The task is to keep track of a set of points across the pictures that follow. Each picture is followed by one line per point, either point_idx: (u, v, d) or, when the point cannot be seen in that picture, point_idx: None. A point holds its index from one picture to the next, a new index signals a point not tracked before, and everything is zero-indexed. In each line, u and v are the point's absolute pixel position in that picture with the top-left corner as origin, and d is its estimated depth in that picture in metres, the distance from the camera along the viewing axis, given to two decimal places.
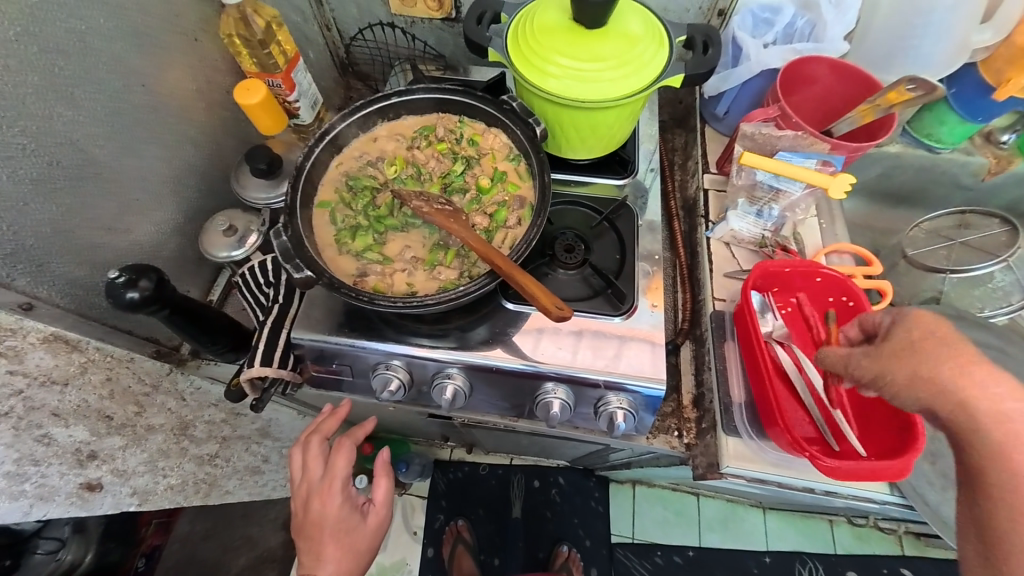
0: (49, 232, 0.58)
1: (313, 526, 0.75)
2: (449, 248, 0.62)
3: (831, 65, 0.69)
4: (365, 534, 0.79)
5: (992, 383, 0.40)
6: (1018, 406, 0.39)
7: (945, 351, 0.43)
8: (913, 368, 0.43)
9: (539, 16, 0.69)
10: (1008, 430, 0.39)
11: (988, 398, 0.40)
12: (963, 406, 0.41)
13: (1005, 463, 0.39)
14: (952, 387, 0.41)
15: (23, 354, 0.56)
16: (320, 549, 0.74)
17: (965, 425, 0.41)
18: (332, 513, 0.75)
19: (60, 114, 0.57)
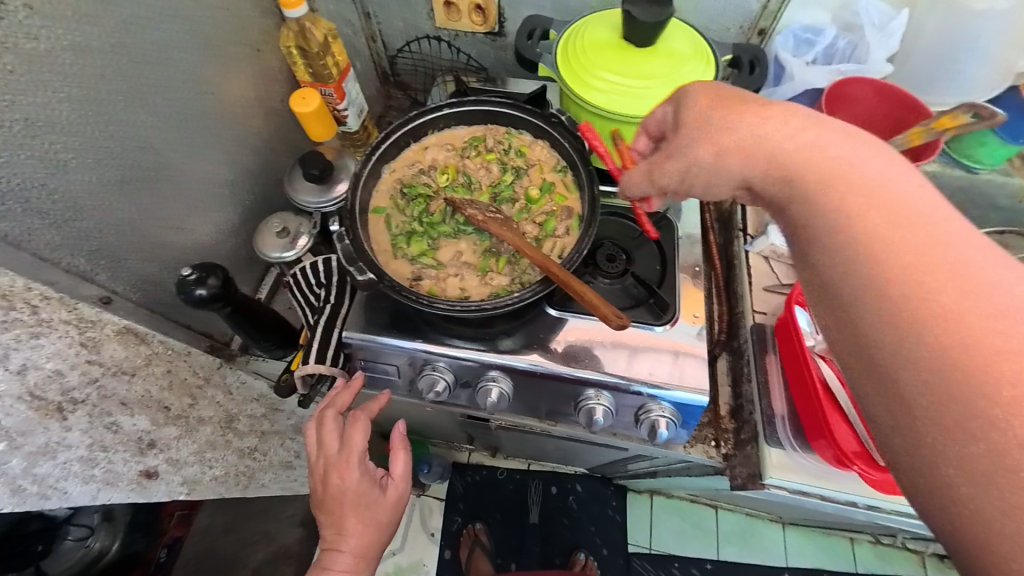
0: (127, 230, 0.61)
1: (333, 502, 0.69)
2: (501, 255, 0.65)
3: (874, 86, 0.70)
4: (387, 510, 0.73)
5: (869, 161, 0.37)
6: (880, 183, 0.35)
7: (822, 134, 0.39)
8: (771, 147, 0.40)
9: (589, 33, 0.72)
10: (892, 208, 0.34)
11: (863, 172, 0.36)
12: (829, 189, 0.37)
13: (863, 243, 0.34)
14: (807, 169, 0.38)
15: (100, 344, 0.59)
16: (343, 525, 0.69)
17: (830, 214, 0.36)
18: (352, 486, 0.69)
19: (144, 120, 0.61)
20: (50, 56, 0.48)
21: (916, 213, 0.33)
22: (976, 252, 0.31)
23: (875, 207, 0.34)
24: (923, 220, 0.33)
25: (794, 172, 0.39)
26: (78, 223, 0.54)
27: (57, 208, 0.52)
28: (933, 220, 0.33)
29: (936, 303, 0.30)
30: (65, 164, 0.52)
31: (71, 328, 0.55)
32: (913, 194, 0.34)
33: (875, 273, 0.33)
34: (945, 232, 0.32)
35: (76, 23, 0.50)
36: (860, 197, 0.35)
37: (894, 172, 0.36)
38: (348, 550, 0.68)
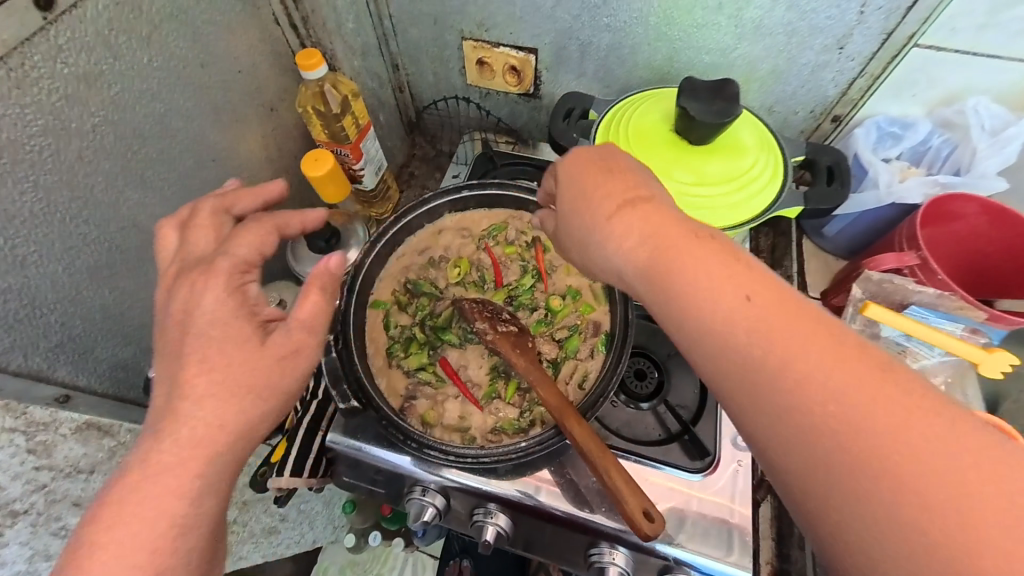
0: (100, 317, 0.55)
1: (178, 351, 0.39)
2: (511, 379, 0.56)
3: (985, 207, 0.58)
4: (265, 392, 0.39)
5: (709, 254, 0.35)
6: (719, 283, 0.34)
7: (664, 233, 0.37)
8: (625, 251, 0.38)
9: (636, 117, 0.62)
10: (753, 333, 0.32)
11: (709, 271, 0.35)
12: (679, 297, 0.35)
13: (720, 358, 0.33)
14: (657, 276, 0.36)
15: (53, 447, 0.52)
16: (178, 372, 0.38)
17: (678, 323, 0.35)
18: (210, 292, 0.40)
19: (128, 198, 0.54)
20: (15, 144, 0.43)
21: (761, 315, 0.32)
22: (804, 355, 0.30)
23: (730, 315, 0.33)
24: (767, 327, 0.32)
25: (649, 278, 0.37)
26: (37, 319, 0.48)
27: (10, 307, 0.45)
28: (779, 317, 0.32)
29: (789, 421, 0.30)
30: (24, 260, 0.46)
31: (17, 435, 0.48)
32: (754, 293, 0.33)
33: (732, 391, 0.33)
34: (804, 359, 0.30)
35: (52, 105, 0.44)
36: (709, 306, 0.34)
37: (730, 267, 0.35)
38: (196, 420, 0.37)
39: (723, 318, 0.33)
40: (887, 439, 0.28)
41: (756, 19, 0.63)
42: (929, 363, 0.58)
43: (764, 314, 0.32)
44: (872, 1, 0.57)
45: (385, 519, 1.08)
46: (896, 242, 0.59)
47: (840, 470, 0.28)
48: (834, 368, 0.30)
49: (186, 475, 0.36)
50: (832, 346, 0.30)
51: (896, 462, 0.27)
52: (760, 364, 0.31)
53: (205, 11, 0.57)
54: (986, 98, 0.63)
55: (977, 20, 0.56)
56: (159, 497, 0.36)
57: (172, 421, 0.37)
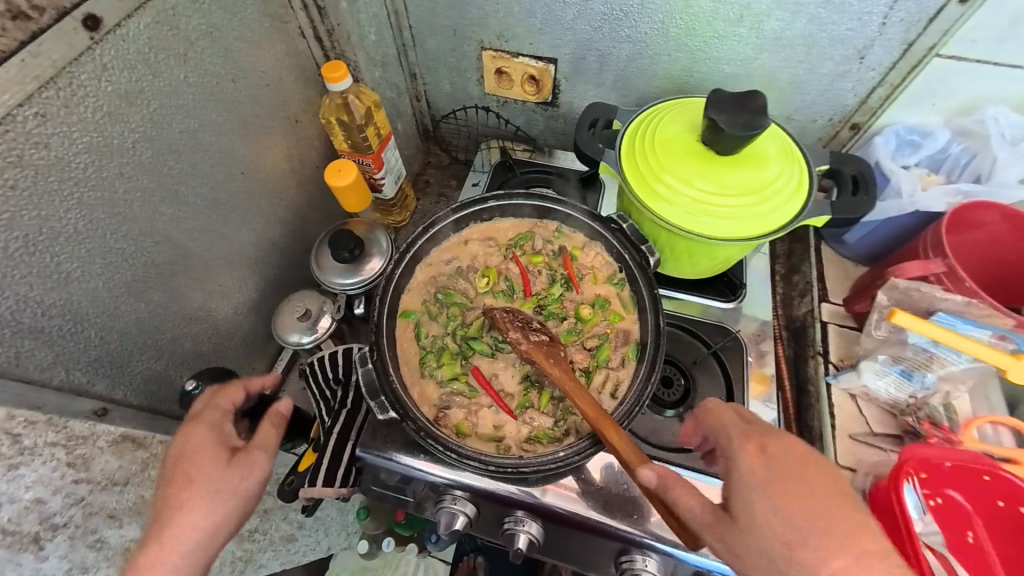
0: (136, 331, 0.55)
1: (165, 485, 0.47)
2: (544, 389, 0.57)
3: (1006, 214, 0.59)
4: (230, 496, 0.48)
5: (829, 498, 0.38)
6: (831, 508, 0.38)
7: (785, 463, 0.41)
8: (749, 475, 0.41)
9: (661, 128, 0.63)
10: (856, 543, 0.36)
11: (828, 509, 0.38)
12: (790, 525, 0.38)
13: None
14: (773, 499, 0.39)
15: (91, 460, 0.52)
16: (171, 492, 0.46)
17: (782, 545, 0.37)
18: (188, 434, 0.50)
19: (163, 213, 0.54)
20: (62, 163, 0.43)
21: (870, 556, 0.35)
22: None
23: (841, 554, 0.36)
24: (880, 569, 0.35)
25: (761, 498, 0.39)
26: (78, 334, 0.49)
27: (54, 323, 0.46)
28: (886, 564, 0.35)
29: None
30: (68, 276, 0.46)
31: (58, 449, 0.48)
32: (860, 530, 0.37)
33: None
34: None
35: (96, 123, 0.45)
36: (825, 544, 0.36)
37: (845, 505, 0.38)
38: (176, 531, 0.44)
39: (829, 557, 0.36)
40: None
41: (778, 30, 0.63)
42: (955, 369, 0.59)
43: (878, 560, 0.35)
44: (893, 13, 0.58)
45: (398, 525, 1.08)
46: (921, 250, 0.61)
47: None
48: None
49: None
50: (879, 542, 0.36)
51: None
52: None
53: (236, 27, 0.58)
54: (1007, 108, 0.64)
55: (998, 32, 0.57)
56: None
57: (153, 540, 0.44)
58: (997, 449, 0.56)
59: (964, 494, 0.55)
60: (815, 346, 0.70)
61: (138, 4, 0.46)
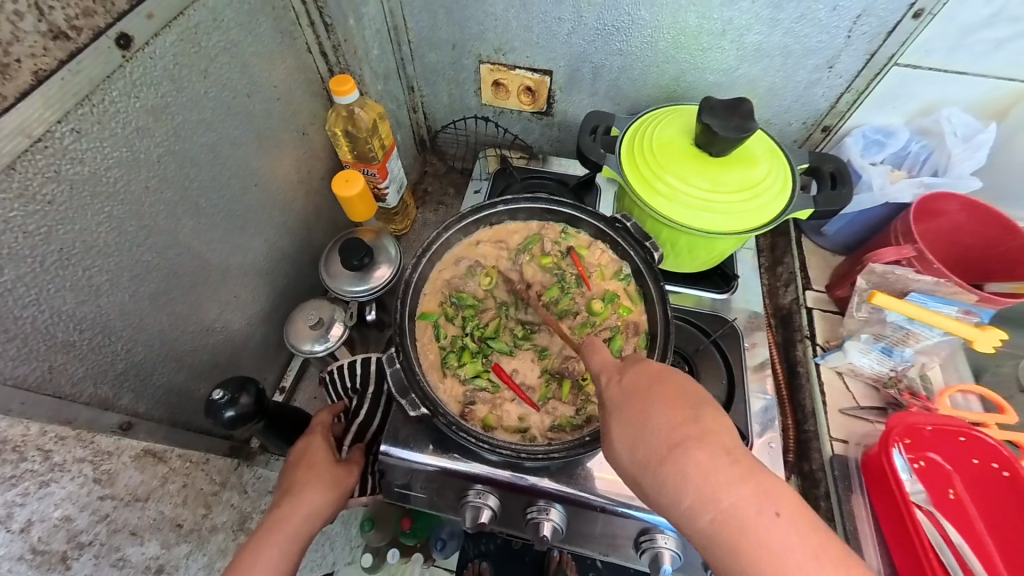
0: (156, 343, 0.56)
1: (291, 474, 0.60)
2: (564, 380, 0.61)
3: (964, 202, 0.67)
4: (335, 487, 0.59)
5: (668, 398, 0.39)
6: (671, 407, 0.38)
7: (636, 381, 0.41)
8: (609, 399, 0.42)
9: (657, 132, 0.68)
10: (689, 432, 0.36)
11: (665, 407, 0.38)
12: (635, 429, 0.38)
13: (652, 472, 0.36)
14: (624, 415, 0.39)
15: (115, 474, 0.50)
16: (297, 479, 0.59)
17: (626, 449, 0.38)
18: (309, 442, 0.64)
19: (184, 225, 0.55)
20: (95, 177, 0.44)
21: (691, 438, 0.36)
22: (721, 471, 0.34)
23: (672, 444, 0.36)
24: (700, 449, 0.35)
25: (616, 416, 0.40)
26: (105, 347, 0.49)
27: (85, 336, 0.47)
28: (700, 445, 0.35)
29: (695, 522, 0.34)
30: (98, 288, 0.47)
31: (86, 465, 0.47)
32: (686, 423, 0.37)
33: (671, 493, 0.35)
34: (707, 455, 0.35)
35: (126, 137, 0.46)
36: (656, 437, 0.37)
37: (685, 406, 0.38)
38: (299, 504, 0.56)
39: (661, 442, 0.37)
40: (762, 542, 0.32)
41: (756, 43, 0.70)
42: (929, 343, 0.66)
43: (701, 446, 0.35)
44: (858, 27, 0.65)
45: (403, 535, 0.99)
46: (892, 237, 0.68)
47: (717, 510, 0.34)
48: (742, 483, 0.34)
49: (279, 544, 0.52)
50: (711, 430, 0.36)
51: (771, 556, 0.32)
52: (687, 483, 0.35)
53: (251, 43, 0.59)
54: (959, 108, 0.71)
55: (945, 44, 0.65)
56: (263, 557, 0.51)
57: (278, 511, 0.55)
58: (970, 414, 0.62)
59: (944, 456, 0.61)
60: (803, 331, 0.76)
61: (165, 23, 0.47)
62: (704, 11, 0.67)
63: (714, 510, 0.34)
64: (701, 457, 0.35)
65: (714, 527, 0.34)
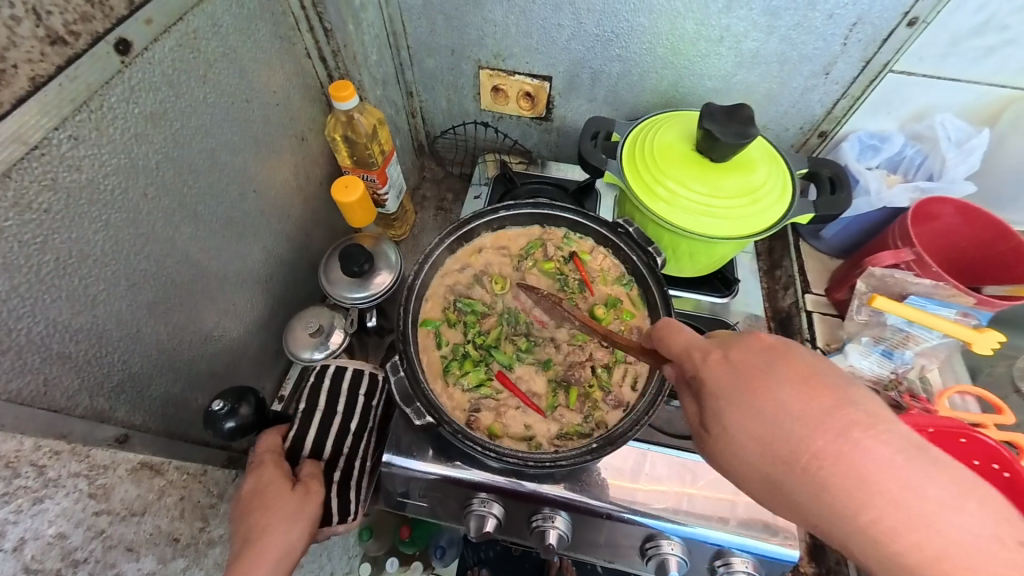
0: (153, 353, 0.55)
1: (245, 516, 0.55)
2: (571, 388, 0.60)
3: (959, 206, 0.68)
4: (297, 519, 0.56)
5: (806, 381, 0.35)
6: (810, 391, 0.34)
7: (748, 363, 0.37)
8: (711, 383, 0.38)
9: (658, 137, 0.68)
10: (846, 418, 0.33)
11: (798, 392, 0.34)
12: (762, 418, 0.35)
13: (798, 465, 0.33)
14: (744, 402, 0.36)
15: (111, 489, 0.49)
16: (253, 522, 0.55)
17: (757, 440, 0.35)
18: (258, 474, 0.59)
19: (182, 232, 0.55)
20: (92, 184, 0.43)
21: (853, 427, 0.32)
22: (903, 466, 0.30)
23: (824, 435, 0.32)
24: (870, 441, 0.31)
25: (731, 404, 0.36)
26: (102, 359, 0.48)
27: (81, 346, 0.46)
28: (861, 433, 0.32)
29: (871, 526, 0.30)
30: (94, 298, 0.46)
31: (81, 480, 0.45)
32: (833, 409, 0.33)
33: (829, 489, 0.32)
34: (876, 447, 0.31)
35: (124, 144, 0.45)
36: (800, 426, 0.33)
37: (828, 390, 0.34)
38: (261, 549, 0.53)
39: (808, 432, 0.33)
40: (966, 555, 0.28)
41: (754, 50, 0.70)
42: (927, 345, 0.66)
43: (865, 433, 0.31)
44: (853, 34, 0.66)
45: (402, 544, 0.97)
46: (890, 241, 0.69)
47: (887, 510, 0.30)
48: (932, 483, 0.30)
49: None
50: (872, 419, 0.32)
51: (971, 567, 0.28)
52: (853, 477, 0.31)
53: (250, 48, 0.59)
54: (951, 114, 0.72)
55: (938, 52, 0.66)
56: None
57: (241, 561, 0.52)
58: (969, 415, 0.63)
59: (943, 457, 0.61)
60: (803, 333, 0.76)
61: (164, 29, 0.46)
62: (702, 18, 0.68)
63: (889, 510, 0.30)
64: (869, 448, 0.31)
65: (889, 526, 0.30)
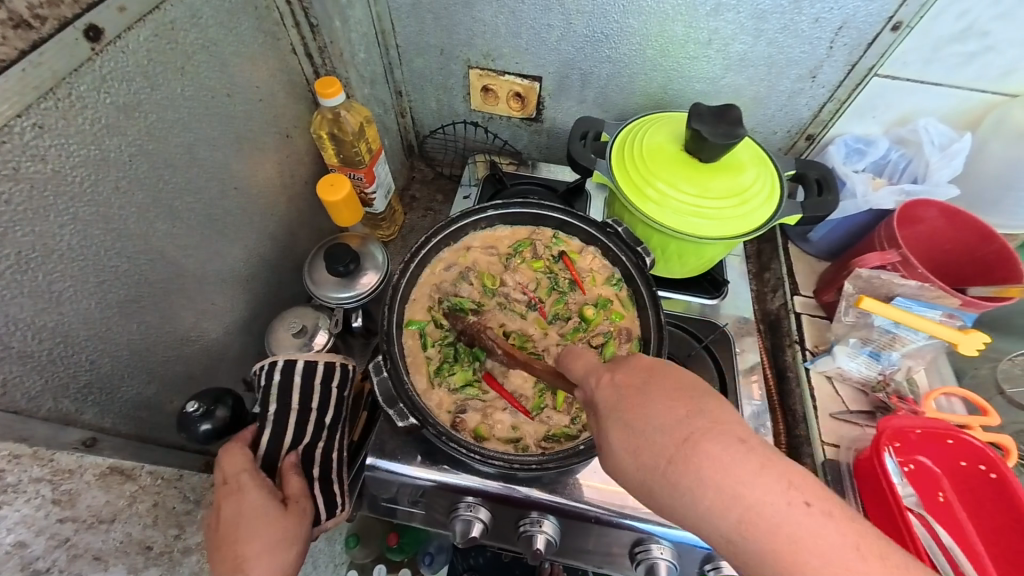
0: (126, 354, 0.53)
1: (228, 550, 0.49)
2: (558, 389, 0.59)
3: (942, 209, 0.69)
4: (290, 542, 0.52)
5: (667, 396, 0.35)
6: (678, 402, 0.34)
7: (630, 381, 0.37)
8: (604, 404, 0.38)
9: (646, 138, 0.68)
10: (697, 423, 0.33)
11: (666, 407, 0.34)
12: (642, 434, 0.34)
13: (663, 476, 0.33)
14: (624, 418, 0.36)
15: (77, 496, 0.46)
16: (239, 552, 0.49)
17: (632, 458, 0.34)
18: (236, 501, 0.51)
19: (158, 228, 0.53)
20: (58, 176, 0.42)
21: (700, 432, 0.33)
22: (735, 462, 0.31)
23: (686, 443, 0.32)
24: (714, 444, 0.32)
25: (616, 423, 0.36)
26: (67, 359, 0.46)
27: (45, 345, 0.44)
28: (706, 434, 0.32)
29: (718, 518, 0.31)
30: (61, 295, 0.44)
31: (43, 486, 0.43)
32: (690, 420, 0.33)
33: (694, 499, 0.31)
34: (718, 447, 0.32)
35: (94, 136, 0.44)
36: (665, 437, 0.33)
37: (686, 401, 0.35)
38: None
39: (670, 441, 0.33)
40: (812, 540, 0.29)
41: (741, 53, 0.71)
42: (914, 346, 0.66)
43: (711, 432, 0.32)
44: (839, 39, 0.66)
45: (389, 551, 0.94)
46: (877, 243, 0.69)
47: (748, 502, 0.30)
48: (774, 477, 0.31)
49: None
50: (717, 422, 0.33)
51: (824, 544, 0.29)
52: (705, 478, 0.31)
53: (231, 42, 0.58)
54: (934, 119, 0.74)
55: (922, 57, 0.67)
56: None
57: None
58: (956, 416, 0.63)
59: (931, 458, 0.61)
60: (792, 335, 0.76)
61: (138, 17, 0.45)
62: (691, 20, 0.68)
63: (739, 509, 0.30)
64: (712, 446, 0.32)
65: (740, 517, 0.30)
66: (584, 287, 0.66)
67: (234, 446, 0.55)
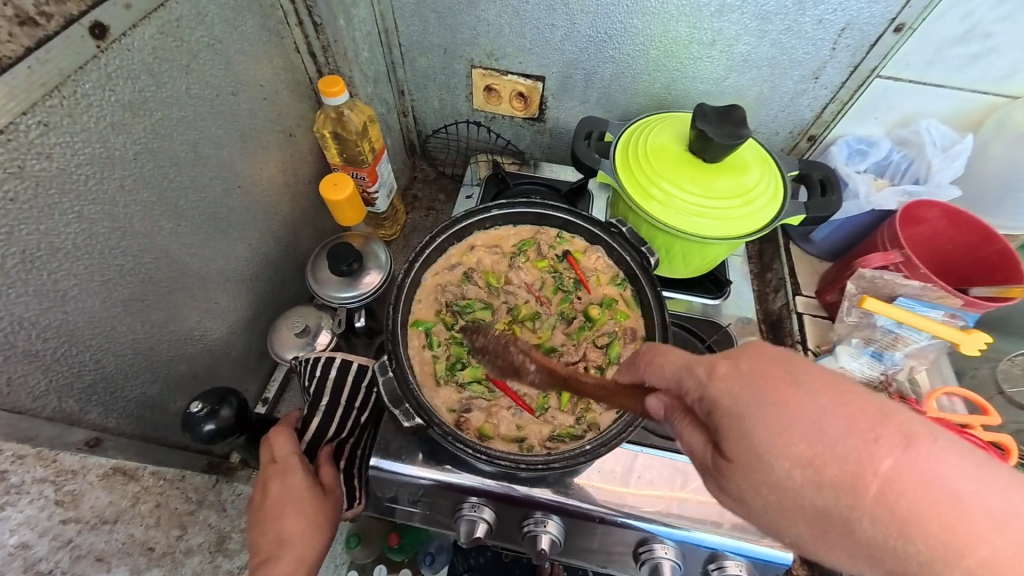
0: (130, 353, 0.53)
1: (273, 522, 0.57)
2: (564, 389, 0.59)
3: (944, 210, 0.69)
4: (325, 521, 0.58)
5: (840, 391, 0.29)
6: (849, 401, 0.28)
7: (760, 376, 0.31)
8: (726, 403, 0.31)
9: (650, 138, 0.68)
10: (896, 427, 0.27)
11: (839, 405, 0.28)
12: (809, 438, 0.28)
13: (854, 489, 0.27)
14: (771, 422, 0.29)
15: (81, 496, 0.46)
16: (282, 526, 0.56)
17: (800, 469, 0.28)
18: (281, 481, 0.59)
19: (162, 227, 0.53)
20: (63, 174, 0.41)
21: (909, 440, 0.27)
22: (962, 478, 0.26)
23: (888, 453, 0.26)
24: (937, 453, 0.26)
25: (760, 429, 0.30)
26: (72, 358, 0.46)
27: (49, 345, 0.44)
28: (915, 442, 0.27)
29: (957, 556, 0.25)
30: (65, 294, 0.44)
31: (47, 486, 0.42)
32: (876, 422, 0.27)
33: (922, 530, 0.25)
34: (937, 462, 0.26)
35: (100, 133, 0.44)
36: (850, 439, 0.27)
37: (859, 399, 0.28)
38: (294, 550, 0.55)
39: (870, 452, 0.27)
40: None
41: (745, 54, 0.71)
42: (916, 346, 0.67)
43: (918, 441, 0.27)
44: (842, 40, 0.67)
45: (389, 551, 0.93)
46: (879, 243, 0.69)
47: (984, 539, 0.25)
48: (996, 495, 0.26)
49: None
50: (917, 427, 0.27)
51: None
52: (926, 498, 0.25)
53: (236, 41, 0.57)
54: (936, 120, 0.74)
55: (925, 58, 0.67)
56: None
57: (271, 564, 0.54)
58: (957, 416, 0.63)
59: None
60: (794, 335, 0.77)
61: (144, 15, 0.45)
62: (694, 21, 0.68)
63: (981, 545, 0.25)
64: (926, 456, 0.26)
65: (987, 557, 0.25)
66: (589, 287, 0.66)
67: (283, 433, 0.63)
